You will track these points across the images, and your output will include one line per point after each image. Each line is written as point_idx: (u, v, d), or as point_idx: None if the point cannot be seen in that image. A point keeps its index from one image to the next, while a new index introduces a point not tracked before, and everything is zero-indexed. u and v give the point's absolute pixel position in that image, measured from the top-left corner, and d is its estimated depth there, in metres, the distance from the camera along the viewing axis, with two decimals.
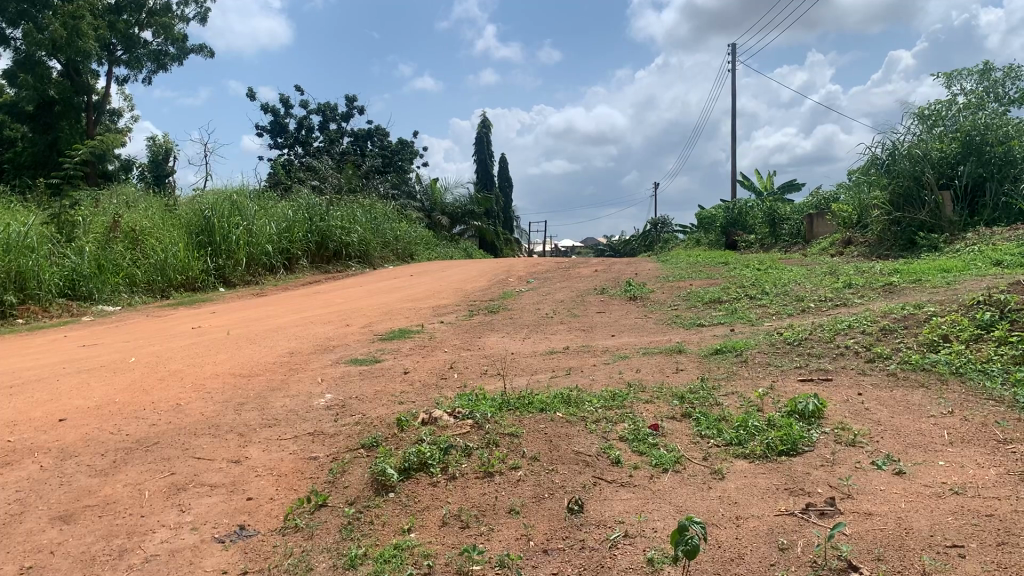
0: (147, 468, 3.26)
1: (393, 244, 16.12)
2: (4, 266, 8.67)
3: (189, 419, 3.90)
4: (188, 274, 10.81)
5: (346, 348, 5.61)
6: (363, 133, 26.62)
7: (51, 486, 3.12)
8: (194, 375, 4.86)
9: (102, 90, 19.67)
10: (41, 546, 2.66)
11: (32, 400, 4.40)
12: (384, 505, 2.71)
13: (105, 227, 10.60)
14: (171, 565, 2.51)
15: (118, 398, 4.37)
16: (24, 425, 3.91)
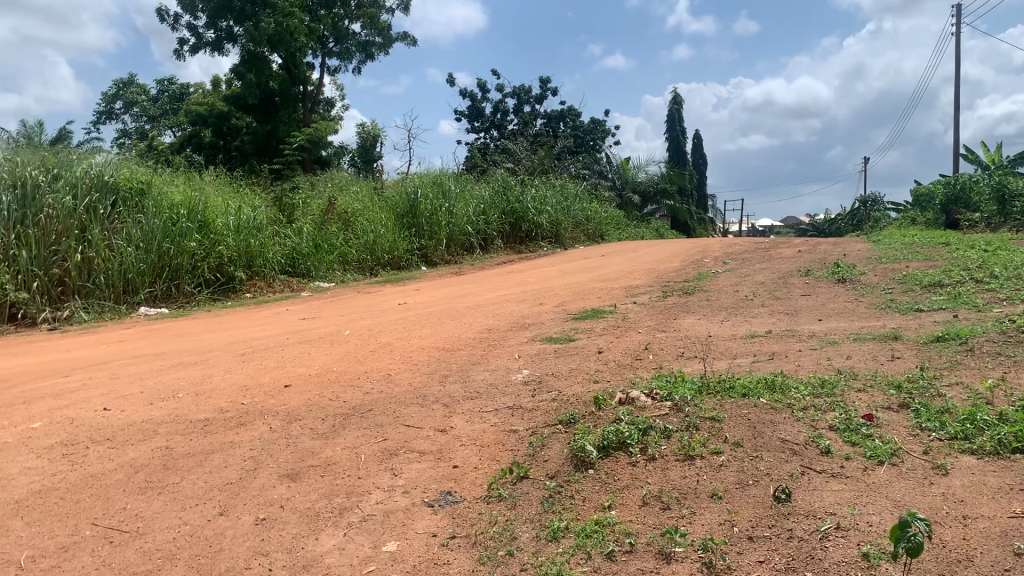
0: (361, 433, 3.50)
1: (585, 225, 16.18)
2: (236, 246, 9.58)
3: (399, 388, 4.14)
4: (395, 253, 11.46)
5: (541, 326, 5.72)
6: (556, 114, 26.91)
7: (279, 446, 3.42)
8: (401, 348, 5.14)
9: (316, 81, 20.99)
10: (273, 499, 2.93)
11: (262, 366, 4.84)
12: (584, 481, 2.75)
13: (321, 210, 11.38)
14: (385, 525, 2.68)
15: (335, 367, 4.72)
16: (254, 389, 4.30)
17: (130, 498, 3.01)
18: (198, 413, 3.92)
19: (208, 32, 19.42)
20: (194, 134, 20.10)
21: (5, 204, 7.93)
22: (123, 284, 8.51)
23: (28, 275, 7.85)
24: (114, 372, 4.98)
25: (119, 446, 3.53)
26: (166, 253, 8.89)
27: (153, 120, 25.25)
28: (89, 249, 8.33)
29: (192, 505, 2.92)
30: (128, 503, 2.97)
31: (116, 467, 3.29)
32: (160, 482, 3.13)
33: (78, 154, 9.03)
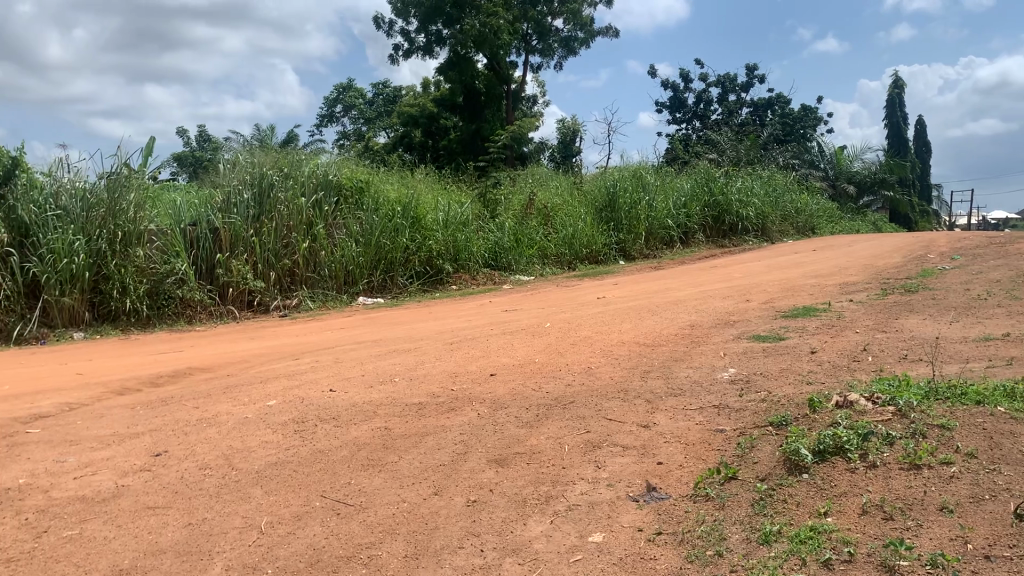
0: (566, 424, 3.56)
1: (793, 218, 15.47)
2: (444, 241, 10.05)
3: (601, 382, 4.18)
4: (592, 248, 11.56)
5: (747, 323, 5.56)
6: (763, 102, 25.97)
7: (487, 432, 3.55)
8: (603, 342, 5.17)
9: (519, 78, 21.45)
10: (483, 483, 3.05)
11: (469, 355, 5.04)
12: (797, 485, 2.65)
13: (523, 204, 11.77)
14: (591, 515, 2.72)
15: (538, 358, 4.83)
16: (463, 376, 4.49)
17: (353, 474, 3.24)
18: (412, 397, 4.15)
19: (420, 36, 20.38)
20: (407, 135, 20.96)
21: (245, 202, 8.76)
22: (343, 275, 9.20)
23: (264, 266, 8.64)
24: (337, 356, 5.38)
25: (342, 425, 3.81)
26: (383, 248, 9.51)
27: (369, 122, 26.85)
28: (315, 242, 9.04)
29: (409, 484, 3.10)
30: (352, 479, 3.20)
31: (340, 445, 3.55)
32: (380, 461, 3.35)
33: (305, 155, 9.78)
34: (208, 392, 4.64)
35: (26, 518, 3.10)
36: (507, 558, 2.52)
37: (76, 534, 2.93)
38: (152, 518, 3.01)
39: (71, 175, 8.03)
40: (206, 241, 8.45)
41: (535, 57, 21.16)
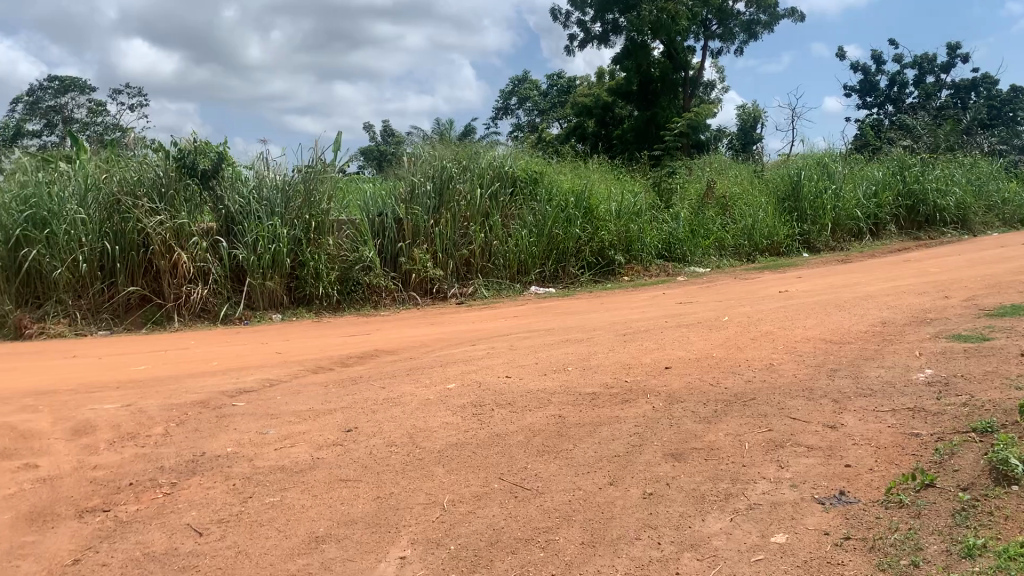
0: (745, 421, 3.46)
1: (999, 209, 14.24)
2: (617, 231, 10.03)
3: (783, 379, 4.03)
4: (773, 239, 11.16)
5: (945, 321, 5.19)
6: (966, 84, 24.06)
7: (663, 426, 3.52)
8: (785, 337, 4.98)
9: (697, 65, 20.96)
10: (659, 476, 3.03)
11: (643, 347, 5.01)
12: (1005, 498, 2.46)
13: (699, 194, 11.63)
14: (773, 516, 2.64)
15: (715, 352, 4.73)
16: (637, 369, 4.47)
17: (530, 459, 3.30)
18: (586, 387, 4.18)
19: (596, 26, 20.41)
20: (580, 125, 21.30)
21: (426, 193, 9.12)
22: (517, 265, 9.37)
23: (443, 256, 8.97)
24: (513, 344, 5.50)
25: (519, 410, 3.89)
26: (555, 238, 9.61)
27: (543, 114, 27.21)
28: (491, 233, 9.28)
29: (585, 472, 3.13)
30: (529, 463, 3.26)
31: (517, 430, 3.63)
32: (555, 448, 3.40)
33: (483, 146, 10.02)
34: (392, 374, 4.88)
35: (233, 483, 3.39)
36: (686, 552, 2.49)
37: (277, 501, 3.17)
38: (343, 490, 3.20)
39: (272, 169, 8.64)
40: (390, 231, 8.92)
41: (714, 43, 20.64)
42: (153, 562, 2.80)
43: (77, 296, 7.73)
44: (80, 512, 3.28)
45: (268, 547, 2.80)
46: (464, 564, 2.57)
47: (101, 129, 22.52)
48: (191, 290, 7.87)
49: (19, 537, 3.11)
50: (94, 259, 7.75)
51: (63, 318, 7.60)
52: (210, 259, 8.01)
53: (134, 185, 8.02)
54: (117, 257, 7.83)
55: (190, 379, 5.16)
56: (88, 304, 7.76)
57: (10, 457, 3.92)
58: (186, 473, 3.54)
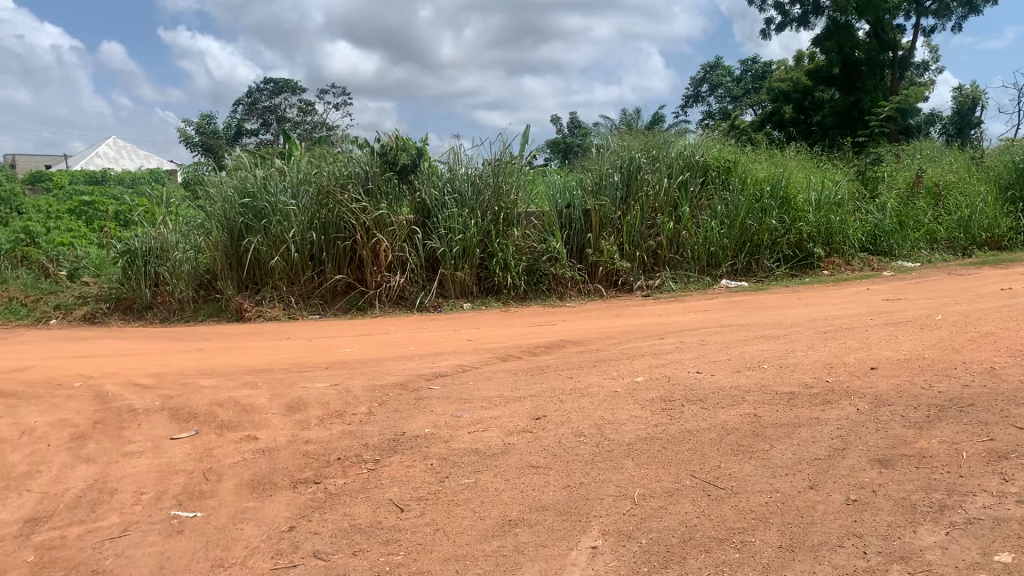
0: (962, 429, 3.21)
1: None
2: (816, 223, 9.62)
3: (1007, 385, 3.69)
4: (995, 232, 10.52)
5: None
6: None
7: (869, 430, 3.32)
8: (1010, 340, 4.55)
9: (907, 44, 19.55)
10: (864, 482, 2.87)
11: (846, 346, 4.74)
12: None
13: (909, 183, 10.92)
14: (996, 532, 2.44)
15: (928, 353, 4.40)
16: (839, 368, 4.24)
17: (723, 458, 3.22)
18: (783, 386, 4.02)
19: (795, 7, 19.54)
20: (777, 111, 20.47)
21: (614, 184, 9.12)
22: (706, 258, 9.19)
23: (630, 248, 8.94)
24: (704, 338, 5.38)
25: (710, 407, 3.81)
26: (748, 230, 9.32)
27: (736, 101, 26.37)
28: (680, 223, 9.13)
29: (782, 474, 3.01)
30: (722, 462, 3.18)
31: (709, 427, 3.55)
32: (750, 447, 3.29)
33: (673, 135, 9.85)
34: (581, 365, 4.91)
35: (431, 464, 3.54)
36: (896, 565, 2.35)
37: (472, 483, 3.28)
38: (536, 476, 3.26)
39: (465, 162, 8.91)
40: (578, 222, 9.00)
41: (927, 19, 19.17)
42: (359, 533, 2.98)
43: (290, 282, 8.36)
44: (294, 482, 3.55)
45: (464, 527, 2.91)
46: (656, 558, 2.55)
47: (309, 129, 24.19)
48: (390, 279, 8.31)
49: (243, 503, 3.41)
50: (304, 248, 8.34)
51: (278, 302, 8.23)
52: (407, 249, 8.44)
53: (339, 179, 8.55)
54: (325, 247, 8.41)
55: (390, 362, 5.44)
56: (299, 290, 8.37)
57: (234, 428, 4.30)
58: (387, 451, 3.74)
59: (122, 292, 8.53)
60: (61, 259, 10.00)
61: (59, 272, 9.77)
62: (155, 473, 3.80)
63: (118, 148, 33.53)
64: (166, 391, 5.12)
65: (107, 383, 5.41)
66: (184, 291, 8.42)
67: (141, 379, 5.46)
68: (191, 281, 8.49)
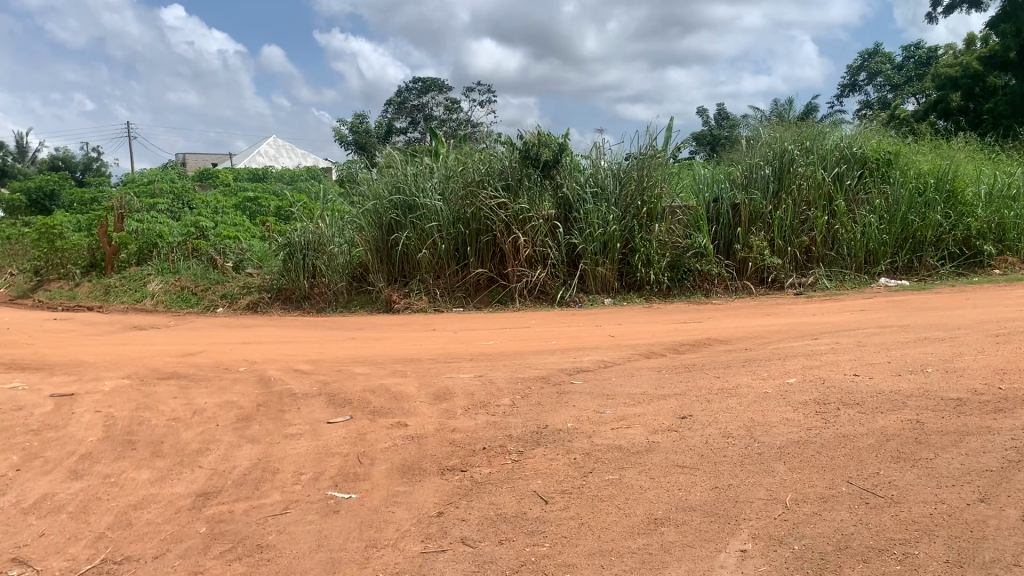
0: None
1: None
2: (988, 218, 9.13)
3: None
4: None
5: None
6: None
7: None
8: None
9: None
10: None
11: (1021, 351, 4.41)
12: None
13: None
14: None
15: None
16: (1014, 375, 3.95)
17: (883, 465, 3.07)
18: (950, 391, 3.79)
19: None
20: (943, 99, 19.12)
21: (765, 177, 8.87)
22: (864, 255, 8.77)
23: (780, 243, 8.65)
24: (861, 339, 5.15)
25: (869, 412, 3.64)
26: (910, 225, 8.86)
27: (897, 90, 24.97)
28: (834, 218, 8.76)
29: (948, 485, 2.84)
30: (882, 469, 3.03)
31: (867, 432, 3.39)
32: (912, 455, 3.13)
33: (828, 126, 9.46)
34: (729, 364, 4.80)
35: (575, 458, 3.55)
36: None
37: (617, 479, 3.27)
38: (681, 476, 3.22)
39: (608, 157, 8.88)
40: (726, 217, 8.81)
41: None
42: (505, 522, 3.04)
43: (436, 276, 8.60)
44: (442, 470, 3.65)
45: (609, 523, 2.91)
46: (810, 565, 2.47)
47: (455, 126, 24.78)
48: (532, 274, 8.39)
49: (393, 487, 3.54)
50: (451, 242, 8.56)
51: (424, 294, 8.48)
52: (550, 244, 8.49)
53: (485, 174, 8.71)
54: (470, 241, 8.59)
55: (533, 355, 5.50)
56: (445, 283, 8.60)
57: (385, 415, 4.47)
58: (532, 444, 3.78)
59: (282, 283, 9.01)
60: (228, 252, 10.71)
61: (226, 263, 10.46)
62: (313, 455, 4.00)
63: (278, 147, 35.49)
64: (322, 377, 5.39)
65: (268, 368, 5.75)
66: (339, 284, 8.84)
67: (299, 366, 5.77)
68: (344, 274, 8.92)
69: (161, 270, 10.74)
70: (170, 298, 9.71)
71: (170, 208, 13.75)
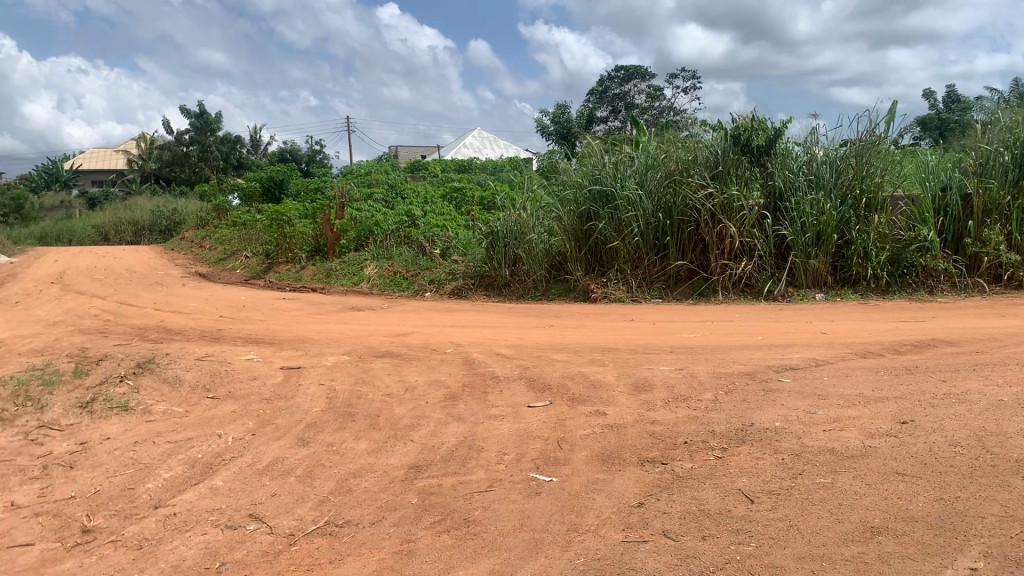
0: None
1: None
2: None
3: None
4: None
5: None
6: None
7: None
8: None
9: None
10: None
11: None
12: None
13: None
14: None
15: None
16: None
17: None
18: None
19: None
20: None
21: (1003, 165, 8.11)
22: None
23: (1019, 238, 7.89)
24: None
25: None
26: None
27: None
28: None
29: None
30: None
31: None
32: None
33: None
34: (956, 367, 4.44)
35: (783, 458, 3.43)
36: None
37: (829, 482, 3.12)
38: (902, 484, 3.02)
39: (822, 145, 8.46)
40: (955, 208, 8.16)
41: None
42: (709, 518, 2.98)
43: (635, 267, 8.57)
44: (642, 460, 3.64)
45: (820, 527, 2.78)
46: None
47: (657, 114, 24.52)
48: (735, 266, 8.13)
49: (594, 473, 3.57)
50: (651, 233, 8.48)
51: (622, 284, 8.46)
52: (756, 235, 8.19)
53: (690, 163, 8.55)
54: (670, 231, 8.46)
55: (738, 350, 5.35)
56: (643, 274, 8.54)
57: (586, 402, 4.52)
58: (736, 441, 3.69)
59: (485, 270, 9.35)
60: (436, 239, 11.21)
61: (434, 250, 10.96)
62: (515, 437, 4.11)
63: (482, 138, 36.63)
64: (523, 362, 5.52)
65: (473, 351, 5.97)
66: (538, 272, 8.98)
67: (502, 350, 5.94)
68: (544, 262, 9.04)
69: (376, 255, 11.41)
70: (383, 282, 10.31)
71: (385, 198, 14.57)
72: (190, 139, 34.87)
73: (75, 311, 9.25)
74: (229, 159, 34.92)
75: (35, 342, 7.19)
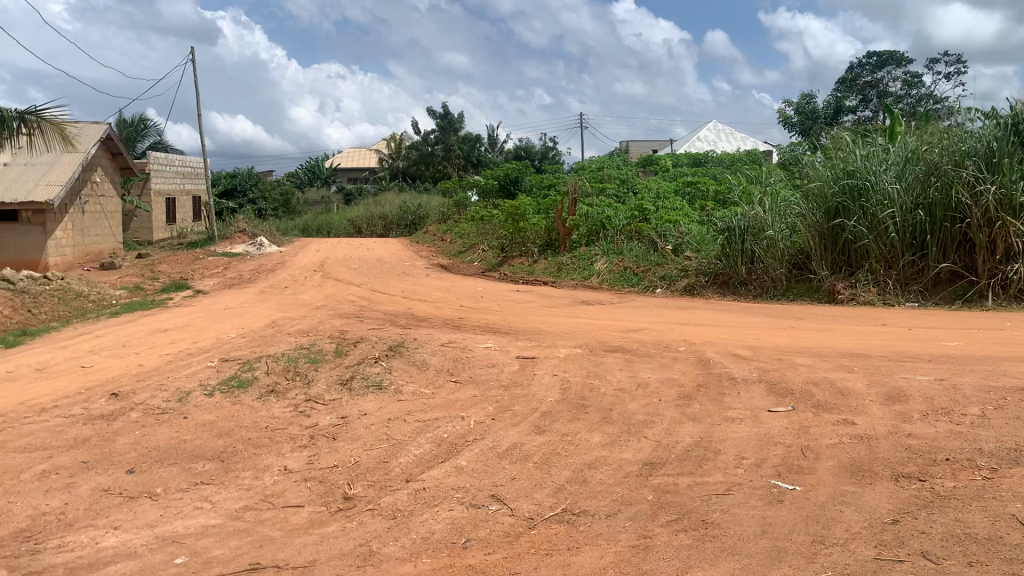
0: None
1: None
2: None
3: None
4: None
5: None
6: None
7: None
8: None
9: None
10: None
11: None
12: None
13: None
14: None
15: None
16: None
17: None
18: None
19: None
20: None
21: None
22: None
23: None
24: None
25: None
26: None
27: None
28: None
29: None
30: None
31: None
32: None
33: None
34: None
35: None
36: None
37: None
38: None
39: None
40: None
41: None
42: (976, 544, 2.74)
43: (888, 267, 8.03)
44: (896, 475, 3.40)
45: None
46: None
47: (913, 103, 22.72)
48: (1009, 268, 7.34)
49: (842, 485, 3.40)
50: (907, 231, 7.90)
51: (873, 286, 7.95)
52: None
53: (959, 155, 7.78)
54: (931, 229, 7.81)
55: (1008, 363, 4.85)
56: (897, 276, 7.98)
57: (832, 410, 4.30)
58: (1008, 462, 3.36)
59: (721, 267, 9.13)
60: (668, 234, 11.10)
61: (666, 246, 10.86)
62: (755, 441, 4.00)
63: (718, 132, 35.72)
64: (761, 364, 5.35)
65: (708, 351, 5.86)
66: (778, 270, 8.61)
67: (739, 351, 5.79)
68: (785, 261, 8.66)
69: (607, 250, 11.51)
70: (614, 277, 10.37)
71: (617, 193, 14.64)
72: (435, 138, 37.02)
73: (334, 296, 10.14)
74: (469, 157, 36.63)
75: (302, 324, 7.97)
